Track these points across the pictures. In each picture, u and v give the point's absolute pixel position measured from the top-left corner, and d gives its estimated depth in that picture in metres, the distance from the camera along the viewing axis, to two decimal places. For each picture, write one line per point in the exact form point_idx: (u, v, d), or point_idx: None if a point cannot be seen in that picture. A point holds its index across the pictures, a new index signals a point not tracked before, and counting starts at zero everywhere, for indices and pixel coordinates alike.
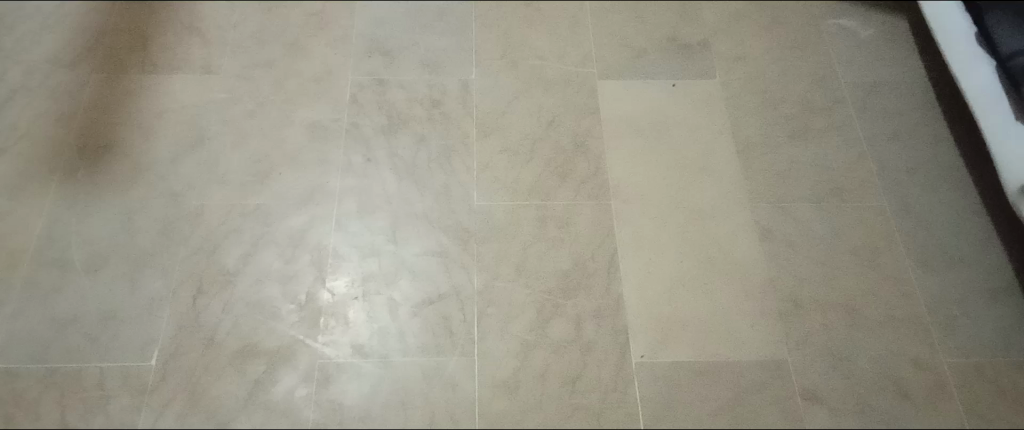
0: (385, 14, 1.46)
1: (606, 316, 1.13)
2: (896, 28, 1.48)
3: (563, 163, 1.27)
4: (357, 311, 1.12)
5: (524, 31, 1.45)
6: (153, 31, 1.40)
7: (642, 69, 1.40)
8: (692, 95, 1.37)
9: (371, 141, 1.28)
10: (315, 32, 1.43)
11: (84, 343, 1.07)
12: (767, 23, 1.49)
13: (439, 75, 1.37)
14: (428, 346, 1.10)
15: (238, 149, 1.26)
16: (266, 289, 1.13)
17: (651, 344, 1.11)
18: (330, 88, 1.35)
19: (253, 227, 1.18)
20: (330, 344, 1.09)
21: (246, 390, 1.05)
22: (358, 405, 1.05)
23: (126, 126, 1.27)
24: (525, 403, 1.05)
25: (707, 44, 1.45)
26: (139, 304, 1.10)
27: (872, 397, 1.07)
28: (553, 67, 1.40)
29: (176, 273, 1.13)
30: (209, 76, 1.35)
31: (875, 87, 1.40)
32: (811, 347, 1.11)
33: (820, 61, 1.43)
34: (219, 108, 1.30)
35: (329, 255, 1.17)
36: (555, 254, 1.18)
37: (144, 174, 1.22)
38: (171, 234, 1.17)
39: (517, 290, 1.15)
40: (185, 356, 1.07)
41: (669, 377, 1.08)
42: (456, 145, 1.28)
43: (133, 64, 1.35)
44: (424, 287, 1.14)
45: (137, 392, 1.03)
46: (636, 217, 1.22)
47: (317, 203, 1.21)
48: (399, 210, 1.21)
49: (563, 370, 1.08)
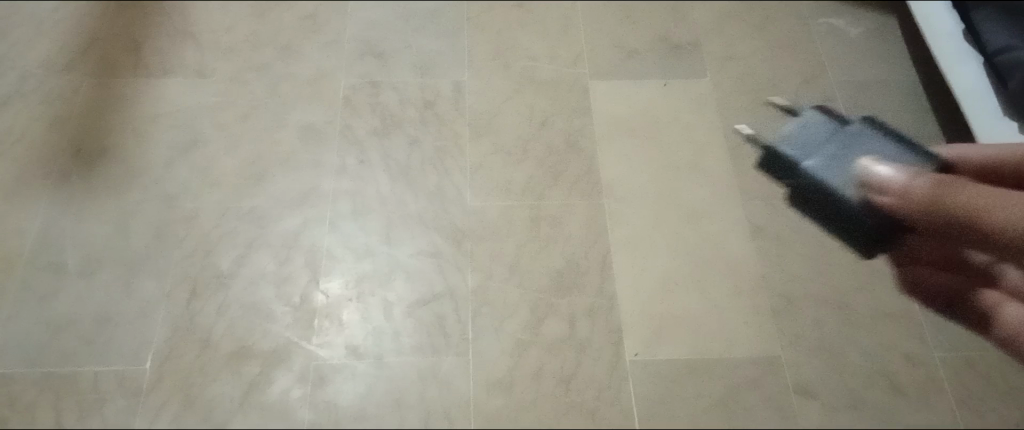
0: (378, 16, 1.47)
1: (599, 315, 1.13)
2: (885, 26, 1.49)
3: (556, 164, 1.28)
4: (352, 312, 1.13)
5: (516, 32, 1.46)
6: (146, 34, 1.41)
7: (634, 69, 1.41)
8: (684, 94, 1.38)
9: (364, 143, 1.29)
10: (308, 35, 1.43)
11: (79, 346, 1.07)
12: (759, 23, 1.49)
13: (432, 77, 1.38)
14: (423, 345, 1.10)
15: (232, 152, 1.27)
16: (261, 291, 1.14)
17: (645, 341, 1.11)
18: (323, 91, 1.35)
19: (248, 230, 1.19)
20: (325, 345, 1.10)
21: (242, 391, 1.06)
22: (352, 405, 1.05)
23: (119, 130, 1.28)
24: (520, 402, 1.06)
25: (698, 43, 1.45)
26: (133, 307, 1.11)
27: (864, 392, 1.08)
28: (544, 68, 1.40)
29: (170, 275, 1.14)
30: (203, 79, 1.35)
31: (865, 85, 1.40)
32: (804, 343, 1.12)
33: (811, 60, 1.44)
34: (213, 111, 1.31)
35: (323, 256, 1.17)
36: (547, 254, 1.18)
37: (138, 177, 1.23)
38: (166, 237, 1.17)
39: (511, 289, 1.15)
40: (179, 358, 1.07)
41: (662, 374, 1.09)
42: (449, 146, 1.29)
43: (127, 68, 1.36)
44: (419, 287, 1.15)
45: (133, 394, 1.04)
46: (630, 217, 1.23)
47: (310, 204, 1.22)
48: (393, 210, 1.22)
49: (557, 368, 1.08)
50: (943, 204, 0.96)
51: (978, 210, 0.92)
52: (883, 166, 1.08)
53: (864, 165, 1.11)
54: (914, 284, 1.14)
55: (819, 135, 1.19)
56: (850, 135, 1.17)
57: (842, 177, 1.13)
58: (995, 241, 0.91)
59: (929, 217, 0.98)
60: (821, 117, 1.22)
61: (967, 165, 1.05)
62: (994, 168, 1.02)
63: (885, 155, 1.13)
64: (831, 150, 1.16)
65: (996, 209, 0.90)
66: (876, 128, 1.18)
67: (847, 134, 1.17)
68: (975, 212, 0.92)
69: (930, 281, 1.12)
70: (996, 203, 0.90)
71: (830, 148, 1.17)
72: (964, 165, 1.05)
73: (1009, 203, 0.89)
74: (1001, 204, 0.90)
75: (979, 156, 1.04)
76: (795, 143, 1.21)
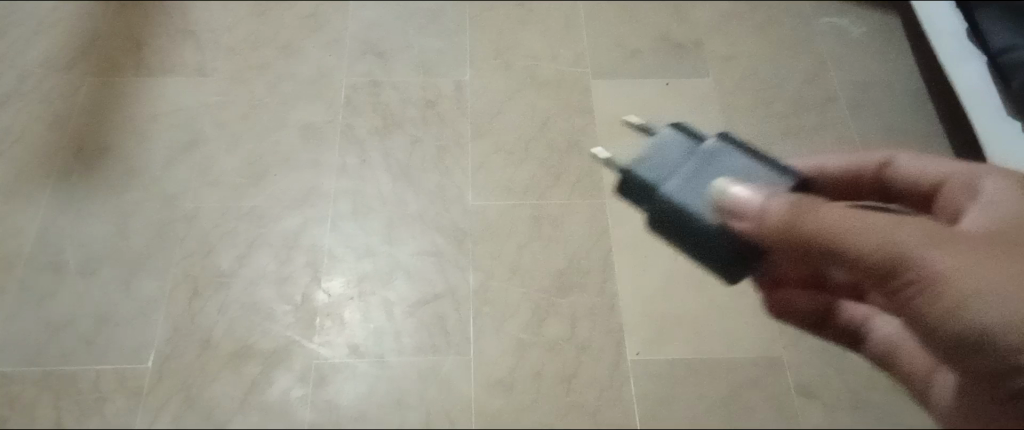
0: (379, 15, 1.46)
1: (600, 315, 1.13)
2: (888, 25, 1.49)
3: (557, 163, 1.27)
4: (353, 311, 1.12)
5: (518, 31, 1.45)
6: (147, 33, 1.40)
7: (636, 68, 1.41)
8: (686, 93, 1.37)
9: (365, 142, 1.29)
10: (309, 34, 1.43)
11: (79, 346, 1.07)
12: (761, 22, 1.49)
13: (433, 76, 1.37)
14: (424, 345, 1.10)
15: (232, 151, 1.26)
16: (261, 290, 1.14)
17: (646, 342, 1.11)
18: (324, 90, 1.35)
19: (248, 229, 1.19)
20: (326, 345, 1.10)
21: (243, 391, 1.05)
22: (352, 406, 1.05)
23: (119, 129, 1.27)
24: (521, 402, 1.06)
25: (700, 43, 1.45)
26: (134, 307, 1.11)
27: (866, 392, 1.08)
28: (546, 68, 1.40)
29: (171, 275, 1.14)
30: (203, 78, 1.35)
31: (866, 86, 1.41)
32: (806, 343, 1.11)
33: (813, 60, 1.43)
34: (214, 111, 1.31)
35: (324, 255, 1.17)
36: (549, 254, 1.18)
37: (139, 177, 1.23)
38: (166, 236, 1.17)
39: (513, 289, 1.15)
40: (179, 358, 1.07)
41: (663, 374, 1.08)
42: (450, 145, 1.29)
43: (127, 67, 1.35)
44: (420, 287, 1.15)
45: (133, 393, 1.04)
46: (631, 216, 1.22)
47: (311, 204, 1.22)
48: (394, 210, 1.21)
49: (558, 368, 1.08)
50: (801, 226, 0.61)
51: (849, 228, 0.59)
52: (741, 189, 0.69)
53: (718, 189, 0.70)
54: (784, 309, 0.83)
55: (675, 152, 0.75)
56: (701, 155, 0.74)
57: (701, 203, 0.69)
58: (887, 278, 0.61)
59: (789, 250, 0.62)
60: (681, 131, 0.77)
61: (833, 177, 0.76)
62: (856, 177, 0.76)
63: (746, 175, 0.71)
64: (685, 172, 0.73)
65: (861, 234, 0.59)
66: (736, 140, 0.75)
67: (700, 154, 0.74)
68: (832, 236, 0.59)
69: (796, 308, 0.83)
70: (867, 229, 0.59)
71: (685, 164, 0.73)
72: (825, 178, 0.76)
73: (874, 226, 0.59)
74: (863, 223, 0.59)
75: (839, 167, 0.76)
76: (660, 165, 0.74)
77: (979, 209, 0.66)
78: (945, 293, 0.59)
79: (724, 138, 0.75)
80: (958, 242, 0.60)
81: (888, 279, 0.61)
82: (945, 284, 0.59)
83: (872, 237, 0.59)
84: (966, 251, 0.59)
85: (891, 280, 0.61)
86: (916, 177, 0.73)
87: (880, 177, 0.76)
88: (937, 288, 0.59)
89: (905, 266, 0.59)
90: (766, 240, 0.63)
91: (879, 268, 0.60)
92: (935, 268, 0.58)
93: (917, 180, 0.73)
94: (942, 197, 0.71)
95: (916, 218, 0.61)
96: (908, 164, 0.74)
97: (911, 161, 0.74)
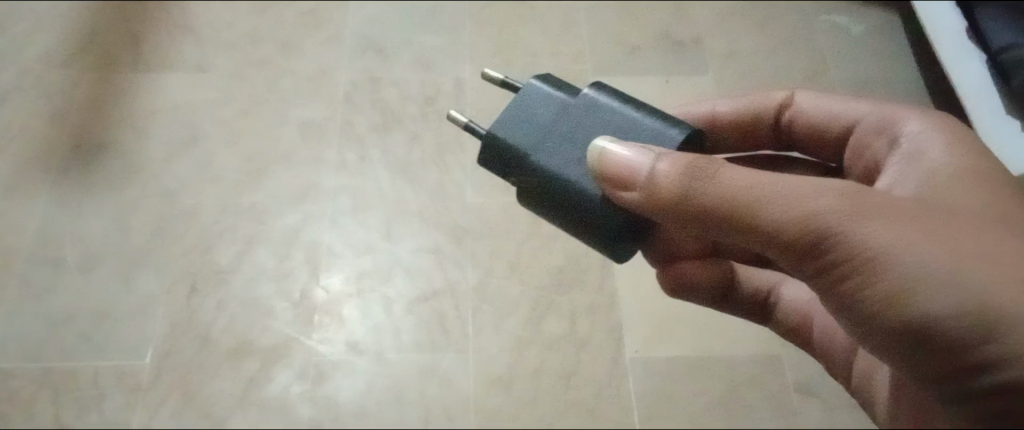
0: (379, 12, 1.46)
1: (600, 312, 1.13)
2: (889, 24, 1.49)
3: None
4: (352, 308, 1.12)
5: (518, 28, 1.45)
6: (146, 28, 1.40)
7: (636, 66, 1.41)
8: (686, 91, 1.38)
9: (365, 139, 1.28)
10: (309, 31, 1.42)
11: (77, 343, 1.07)
12: (762, 19, 1.48)
13: (434, 73, 1.37)
14: (423, 342, 1.10)
15: (232, 148, 1.26)
16: (261, 287, 1.13)
17: (646, 339, 1.11)
18: (324, 87, 1.34)
19: (248, 226, 1.19)
20: (325, 342, 1.10)
21: (242, 388, 1.06)
22: (352, 403, 1.05)
23: (118, 125, 1.27)
24: (521, 399, 1.06)
25: (700, 41, 1.45)
26: (133, 303, 1.11)
27: None
28: (546, 65, 1.40)
29: (170, 272, 1.14)
30: (202, 75, 1.34)
31: (866, 85, 1.41)
32: None
33: (813, 58, 1.43)
34: (213, 107, 1.30)
35: (324, 253, 1.17)
36: (548, 252, 1.18)
37: (138, 173, 1.22)
38: (165, 233, 1.17)
39: (512, 286, 1.15)
40: (178, 355, 1.07)
41: (663, 372, 1.09)
42: (450, 143, 1.28)
43: (126, 63, 1.35)
44: (419, 283, 1.15)
45: (131, 390, 1.05)
46: None
47: (311, 201, 1.22)
48: (393, 208, 1.21)
49: (558, 365, 1.08)
50: (698, 194, 0.49)
51: (761, 197, 0.49)
52: (624, 146, 0.52)
53: (596, 151, 0.53)
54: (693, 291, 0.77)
55: (544, 112, 0.58)
56: (576, 111, 0.58)
57: (582, 170, 0.55)
58: (807, 259, 0.51)
59: (685, 223, 0.51)
60: (550, 81, 0.60)
61: (728, 124, 0.72)
62: (754, 127, 0.73)
63: (626, 131, 0.56)
64: (561, 134, 0.57)
65: (782, 203, 0.49)
66: (616, 89, 0.59)
67: (574, 110, 0.58)
68: (744, 206, 0.49)
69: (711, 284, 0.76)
70: (785, 193, 0.49)
71: (552, 126, 0.58)
72: (719, 126, 0.72)
73: (796, 193, 0.49)
74: (781, 187, 0.49)
75: (731, 112, 0.72)
76: (532, 128, 0.58)
77: (899, 170, 0.60)
78: (879, 275, 0.49)
79: (602, 86, 0.59)
80: (902, 215, 0.49)
81: (814, 260, 0.51)
82: (883, 264, 0.49)
83: (792, 207, 0.49)
84: (903, 222, 0.49)
85: (814, 264, 0.51)
86: (825, 122, 0.68)
87: (780, 128, 0.72)
88: (875, 268, 0.49)
89: (830, 242, 0.49)
90: (651, 212, 0.51)
91: (801, 243, 0.50)
92: (868, 244, 0.48)
93: (823, 125, 0.69)
94: (853, 142, 0.67)
95: (838, 185, 0.49)
96: (811, 109, 0.69)
97: (814, 104, 0.69)
